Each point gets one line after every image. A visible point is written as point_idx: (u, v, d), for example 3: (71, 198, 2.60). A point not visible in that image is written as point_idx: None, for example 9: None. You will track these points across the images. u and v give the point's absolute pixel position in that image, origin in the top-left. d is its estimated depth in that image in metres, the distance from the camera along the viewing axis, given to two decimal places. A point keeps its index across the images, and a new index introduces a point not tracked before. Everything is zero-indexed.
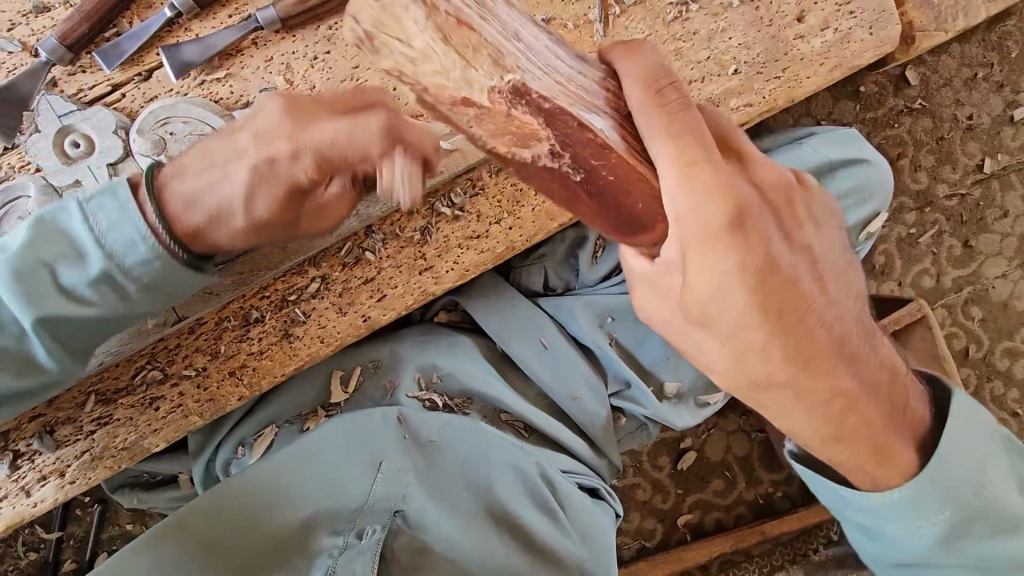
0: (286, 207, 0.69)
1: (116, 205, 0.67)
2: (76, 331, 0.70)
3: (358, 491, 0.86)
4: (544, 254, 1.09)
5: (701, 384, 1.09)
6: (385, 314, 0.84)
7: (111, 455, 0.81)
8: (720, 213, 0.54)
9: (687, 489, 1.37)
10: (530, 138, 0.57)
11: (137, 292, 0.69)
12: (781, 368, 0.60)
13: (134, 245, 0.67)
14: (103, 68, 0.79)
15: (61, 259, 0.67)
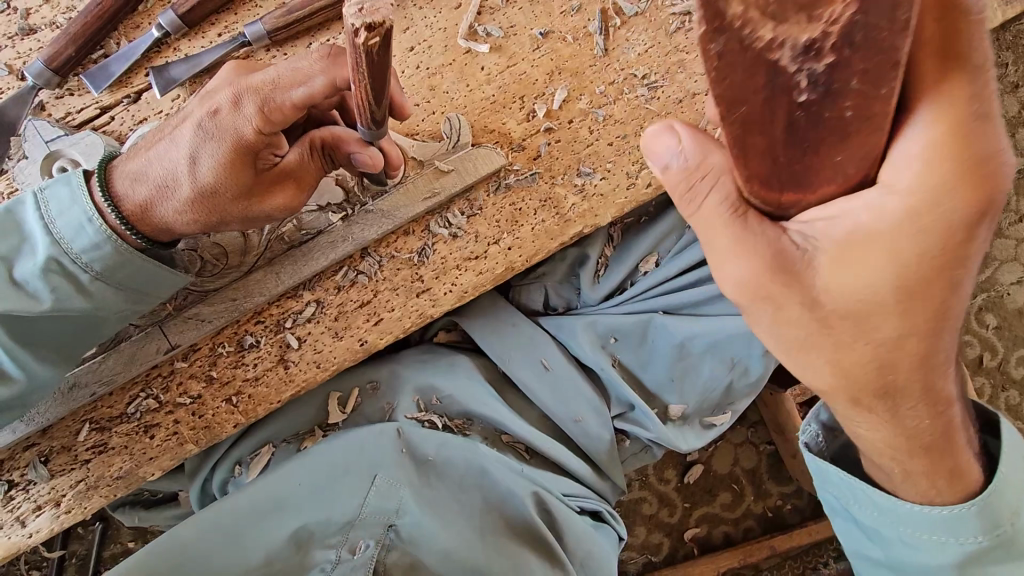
0: (234, 167, 0.67)
1: (68, 193, 0.70)
2: (50, 330, 0.71)
3: (351, 501, 0.85)
4: (544, 274, 1.06)
5: (706, 406, 1.07)
6: (382, 338, 0.82)
7: (106, 485, 0.79)
8: (959, 206, 0.50)
9: (694, 503, 1.34)
10: (802, 10, 0.43)
11: (91, 283, 0.70)
12: (917, 371, 0.57)
13: (81, 230, 0.68)
14: (90, 91, 0.78)
15: (15, 252, 0.68)
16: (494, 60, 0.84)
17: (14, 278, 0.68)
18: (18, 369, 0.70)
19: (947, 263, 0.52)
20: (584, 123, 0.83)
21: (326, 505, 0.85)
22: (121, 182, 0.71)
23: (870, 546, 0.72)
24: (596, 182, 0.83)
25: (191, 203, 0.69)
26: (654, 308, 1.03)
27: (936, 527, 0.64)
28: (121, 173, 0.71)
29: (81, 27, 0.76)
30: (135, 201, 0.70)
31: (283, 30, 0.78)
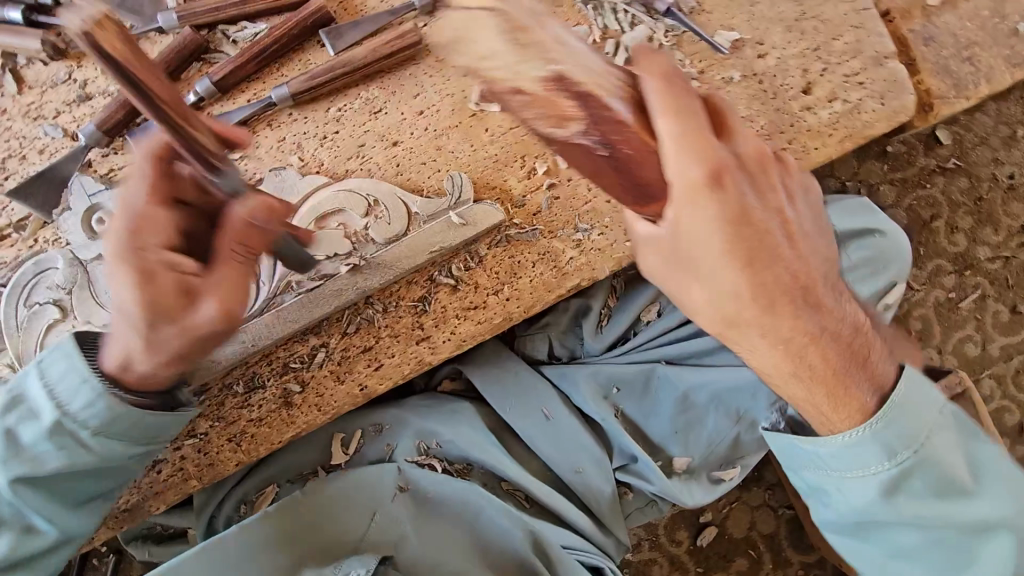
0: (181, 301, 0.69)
1: (63, 358, 0.72)
2: (61, 488, 0.72)
3: (351, 537, 0.87)
4: (548, 323, 1.07)
5: (715, 459, 1.04)
6: (382, 383, 0.85)
7: (114, 516, 0.83)
8: (698, 171, 0.57)
9: (708, 568, 1.28)
10: (563, 119, 0.58)
11: (92, 440, 0.71)
12: (749, 304, 0.60)
13: (79, 391, 0.70)
14: (131, 148, 0.86)
15: (17, 421, 0.71)
16: (500, 121, 0.88)
17: (18, 444, 0.70)
18: (49, 523, 0.71)
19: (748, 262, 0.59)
20: (583, 181, 0.87)
21: (329, 537, 0.88)
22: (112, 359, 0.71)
23: (827, 511, 0.71)
24: (594, 237, 0.86)
25: (153, 353, 0.70)
26: (658, 358, 1.03)
27: (846, 462, 0.66)
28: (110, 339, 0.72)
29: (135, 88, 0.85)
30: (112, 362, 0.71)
31: (304, 90, 0.86)
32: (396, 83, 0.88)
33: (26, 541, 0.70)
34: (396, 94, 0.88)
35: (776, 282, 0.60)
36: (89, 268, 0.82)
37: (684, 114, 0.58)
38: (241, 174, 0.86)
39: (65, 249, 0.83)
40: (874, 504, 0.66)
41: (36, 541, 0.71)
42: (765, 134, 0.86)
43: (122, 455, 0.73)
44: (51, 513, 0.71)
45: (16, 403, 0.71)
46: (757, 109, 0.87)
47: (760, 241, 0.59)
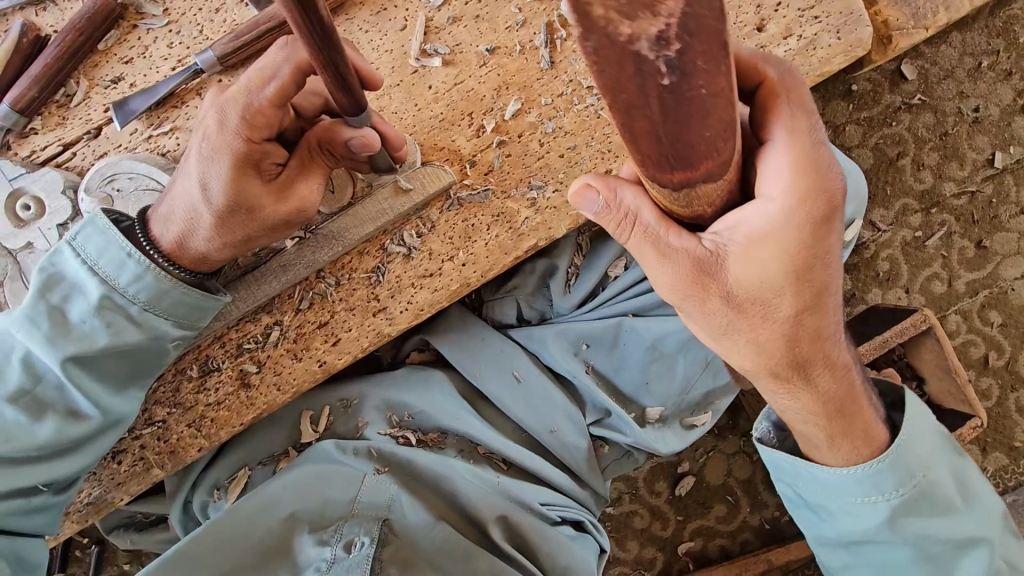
0: (240, 179, 0.69)
1: (100, 234, 0.71)
2: (110, 369, 0.74)
3: (345, 494, 0.90)
4: (515, 287, 1.04)
5: (686, 405, 1.02)
6: (340, 357, 0.82)
7: (77, 510, 0.81)
8: (792, 211, 0.55)
9: (687, 515, 1.31)
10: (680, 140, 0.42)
11: (141, 314, 0.72)
12: (782, 348, 0.63)
13: (122, 265, 0.71)
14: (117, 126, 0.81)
15: (67, 299, 0.71)
16: (443, 77, 0.84)
17: (68, 320, 0.70)
18: (93, 406, 0.73)
19: (797, 302, 0.60)
20: (534, 136, 0.83)
21: (321, 498, 0.90)
22: (158, 226, 0.73)
23: (823, 527, 0.76)
24: (550, 195, 0.83)
25: (216, 229, 0.71)
26: (624, 311, 1.00)
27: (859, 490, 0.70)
28: (155, 218, 0.74)
29: (9, 58, 0.79)
30: (170, 239, 0.73)
31: (229, 51, 0.79)
32: None
33: (72, 425, 0.72)
34: None
35: (807, 340, 0.63)
36: (19, 259, 0.78)
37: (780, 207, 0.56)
38: (171, 148, 0.81)
39: None
40: (876, 527, 0.71)
41: (86, 428, 0.73)
42: None
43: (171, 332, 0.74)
44: (90, 391, 0.72)
45: (56, 283, 0.71)
46: None
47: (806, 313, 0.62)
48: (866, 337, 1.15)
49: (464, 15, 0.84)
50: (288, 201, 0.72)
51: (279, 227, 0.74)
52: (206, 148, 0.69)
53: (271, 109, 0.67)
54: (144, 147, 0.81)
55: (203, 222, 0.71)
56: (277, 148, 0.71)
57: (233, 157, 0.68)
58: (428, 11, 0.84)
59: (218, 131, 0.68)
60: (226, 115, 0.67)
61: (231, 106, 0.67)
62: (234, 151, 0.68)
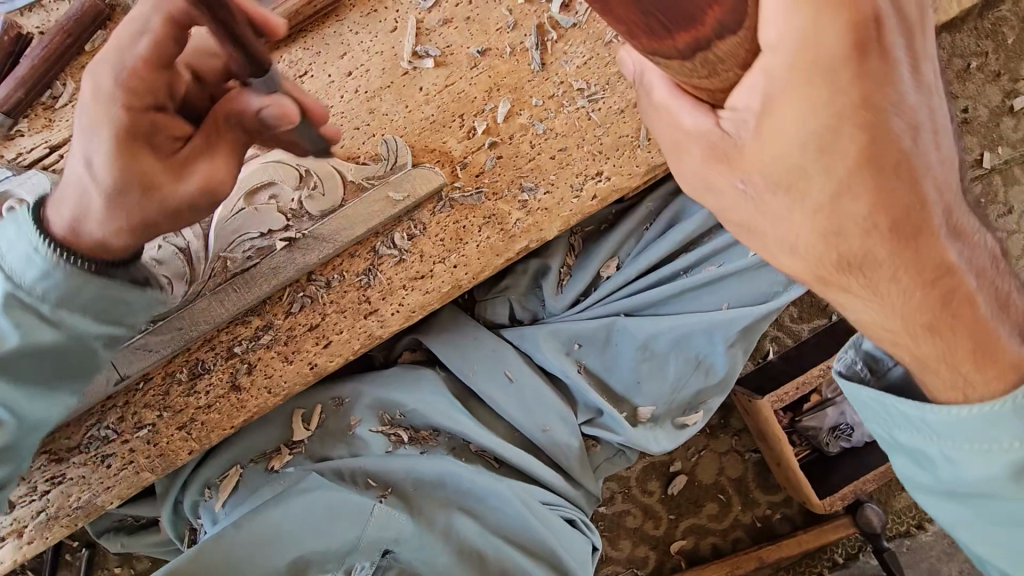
0: (131, 155, 0.62)
1: (20, 228, 0.67)
2: (26, 372, 0.70)
3: (350, 533, 0.87)
4: (507, 286, 1.04)
5: (678, 405, 1.03)
6: (332, 360, 0.82)
7: (66, 515, 0.80)
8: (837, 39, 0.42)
9: (680, 514, 1.32)
10: None
11: (53, 313, 0.67)
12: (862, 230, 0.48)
13: (30, 262, 0.65)
14: None
15: None
16: (433, 79, 0.84)
17: None
18: (8, 412, 0.70)
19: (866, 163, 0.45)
20: (525, 138, 0.83)
21: (324, 532, 0.87)
22: (53, 210, 0.66)
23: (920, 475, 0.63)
24: (540, 197, 0.83)
25: (110, 212, 0.63)
26: (616, 311, 1.00)
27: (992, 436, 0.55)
28: (53, 205, 0.67)
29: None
30: (61, 226, 0.65)
31: None
32: (320, 44, 0.83)
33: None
34: (322, 56, 0.83)
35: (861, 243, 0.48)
36: None
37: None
38: None
39: None
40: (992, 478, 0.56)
41: (3, 434, 0.70)
42: None
43: (87, 329, 0.69)
44: (2, 399, 0.69)
45: None
46: None
47: (889, 142, 0.45)
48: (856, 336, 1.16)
49: (454, 16, 0.84)
50: (194, 175, 0.65)
51: (182, 211, 0.66)
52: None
53: (213, 91, 0.62)
54: None
55: (94, 203, 0.63)
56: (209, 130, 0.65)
57: (117, 129, 0.61)
58: (419, 12, 0.84)
59: (164, 115, 0.64)
60: (162, 100, 0.63)
61: (122, 73, 0.60)
62: (117, 121, 0.61)
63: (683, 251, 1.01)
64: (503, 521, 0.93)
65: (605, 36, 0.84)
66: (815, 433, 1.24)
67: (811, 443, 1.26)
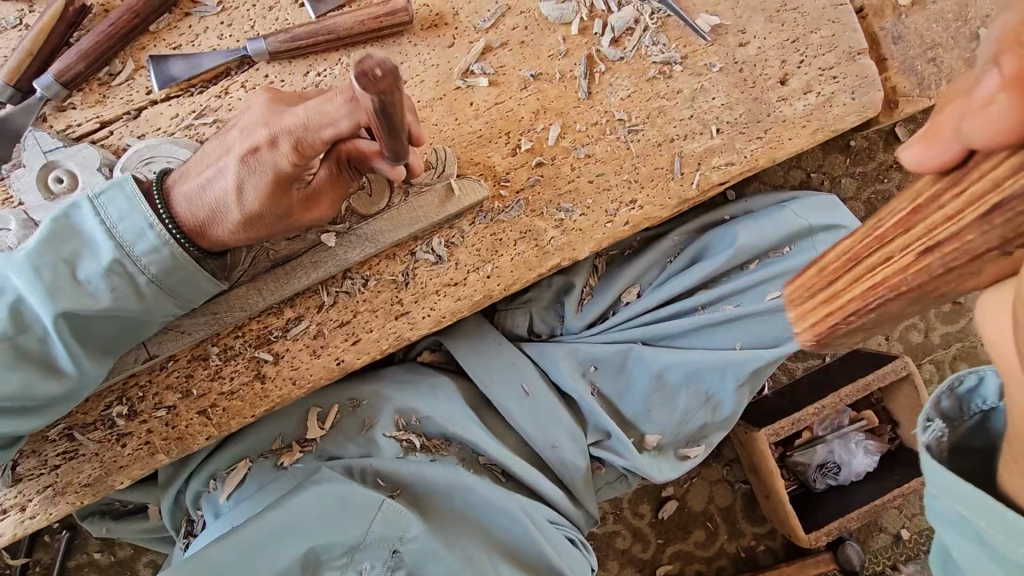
0: (275, 198, 0.72)
1: (125, 199, 0.71)
2: (100, 332, 0.74)
3: (357, 528, 0.86)
4: (530, 299, 1.07)
5: (682, 437, 1.06)
6: (359, 357, 0.84)
7: (75, 491, 0.79)
8: None
9: (668, 539, 1.34)
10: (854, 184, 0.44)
11: (148, 286, 0.73)
12: None
13: (143, 235, 0.71)
14: (152, 87, 0.82)
15: (79, 256, 0.70)
16: (485, 96, 0.87)
17: (77, 278, 0.70)
18: (71, 364, 0.72)
19: None
20: (567, 161, 0.87)
21: (333, 529, 0.86)
22: (179, 200, 0.74)
23: None
24: (576, 218, 0.86)
25: (243, 226, 0.74)
26: (633, 339, 1.03)
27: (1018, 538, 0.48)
28: (176, 189, 0.74)
29: (53, 26, 0.80)
30: (193, 219, 0.73)
31: (282, 49, 0.82)
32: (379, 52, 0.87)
33: (45, 381, 0.71)
34: None
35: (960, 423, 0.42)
36: None
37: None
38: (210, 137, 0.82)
39: (17, 210, 0.77)
40: None
41: (60, 385, 0.72)
42: (741, 123, 0.89)
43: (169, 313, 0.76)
44: (72, 347, 0.71)
45: (69, 236, 0.71)
46: (736, 97, 0.89)
47: None
48: (849, 378, 1.21)
49: (510, 40, 0.89)
50: (317, 212, 0.76)
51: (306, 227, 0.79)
52: (250, 159, 0.70)
53: (321, 147, 0.66)
54: (183, 133, 0.82)
55: (230, 218, 0.73)
56: (314, 162, 0.72)
57: (275, 176, 0.70)
58: (476, 31, 0.88)
59: (266, 148, 0.68)
60: (277, 142, 0.67)
61: (283, 134, 0.67)
62: (276, 170, 0.69)
63: (703, 286, 1.05)
64: (505, 534, 0.94)
65: (649, 72, 0.89)
66: (802, 468, 1.29)
67: (798, 479, 1.31)
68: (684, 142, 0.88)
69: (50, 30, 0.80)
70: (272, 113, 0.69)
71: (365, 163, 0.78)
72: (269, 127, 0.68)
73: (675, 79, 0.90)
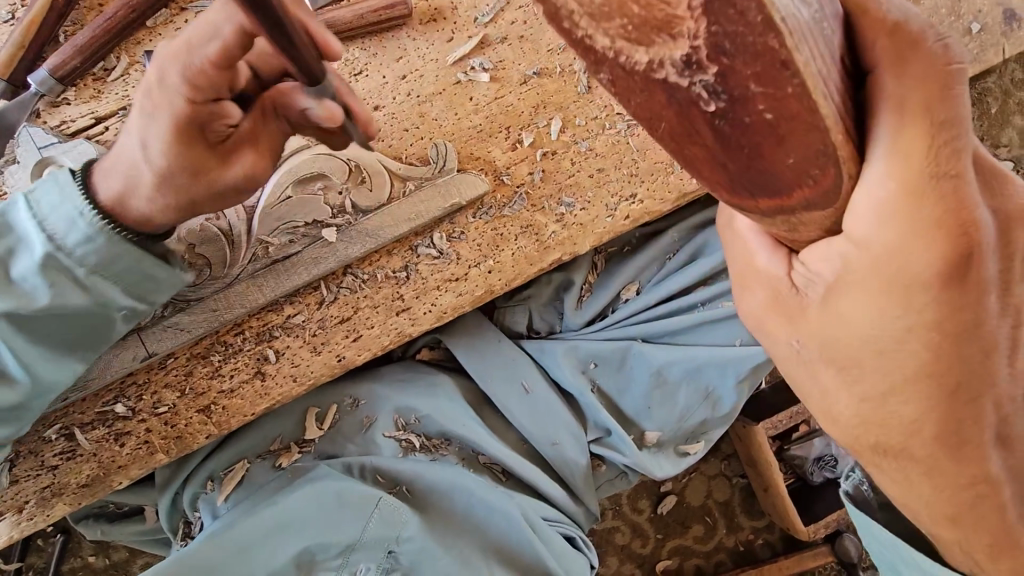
0: (183, 147, 0.66)
1: (57, 190, 0.71)
2: (52, 333, 0.73)
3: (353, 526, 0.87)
4: (528, 296, 1.07)
5: (682, 434, 1.06)
6: (361, 354, 0.83)
7: (71, 492, 0.78)
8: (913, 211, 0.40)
9: (667, 534, 1.35)
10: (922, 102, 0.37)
11: (86, 277, 0.71)
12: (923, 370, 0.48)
13: (74, 224, 0.70)
14: (149, 84, 0.81)
15: (14, 254, 0.71)
16: (485, 91, 0.87)
17: (12, 277, 0.71)
18: (21, 369, 0.72)
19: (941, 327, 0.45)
20: (567, 155, 0.87)
21: (327, 526, 0.87)
22: (103, 180, 0.71)
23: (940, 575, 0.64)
24: (577, 212, 0.86)
25: (158, 189, 0.69)
26: (632, 335, 1.03)
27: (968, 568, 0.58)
28: (100, 172, 0.72)
29: (44, 17, 0.78)
30: (138, 215, 0.71)
31: None
32: (379, 46, 0.87)
33: None
34: (379, 57, 0.87)
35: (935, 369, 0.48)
36: None
37: (913, 159, 0.38)
38: None
39: None
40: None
41: (13, 393, 0.71)
42: None
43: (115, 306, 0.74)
44: (21, 351, 0.71)
45: (7, 234, 0.71)
46: None
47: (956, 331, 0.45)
48: None
49: (509, 35, 0.89)
50: (236, 162, 0.70)
51: (233, 197, 0.73)
52: (151, 106, 0.66)
53: (270, 117, 0.65)
54: None
55: (144, 181, 0.69)
56: (230, 110, 0.67)
57: (173, 119, 0.65)
58: (475, 25, 0.89)
59: (162, 90, 0.65)
60: (169, 76, 0.63)
61: (172, 68, 0.63)
62: (174, 111, 0.64)
63: (702, 283, 1.05)
64: (503, 536, 0.94)
65: None
66: (800, 462, 1.31)
67: (796, 472, 1.32)
68: None
69: (42, 22, 0.79)
70: (164, 53, 0.65)
71: (291, 113, 0.70)
72: (165, 65, 0.64)
73: None
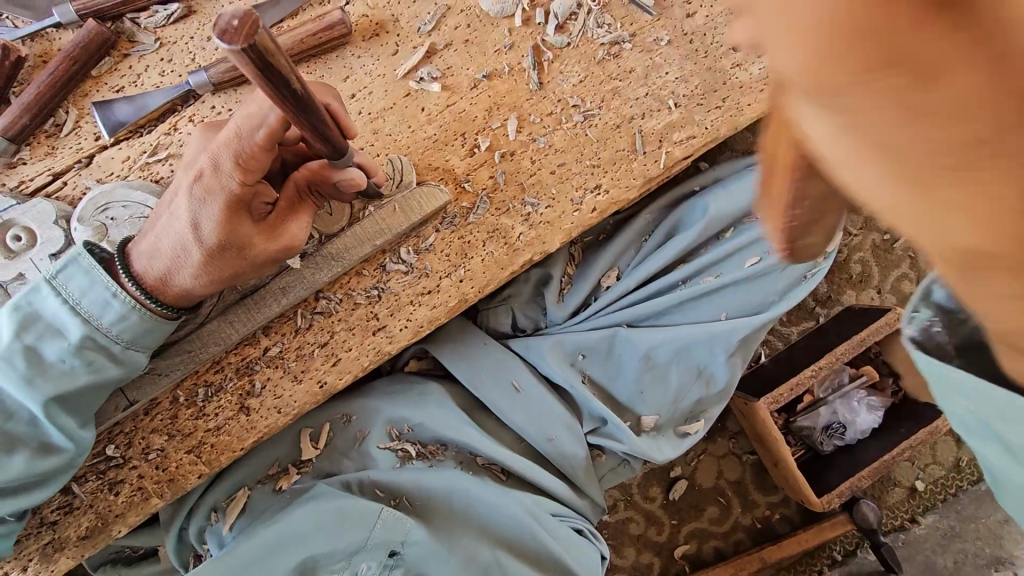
0: (232, 221, 0.70)
1: (84, 274, 0.72)
2: (87, 403, 0.75)
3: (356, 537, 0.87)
4: (509, 296, 1.06)
5: (680, 415, 1.05)
6: (341, 377, 0.83)
7: (73, 545, 0.78)
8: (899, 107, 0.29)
9: (682, 519, 1.34)
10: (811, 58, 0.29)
11: (123, 351, 0.74)
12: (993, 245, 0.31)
13: (108, 305, 0.72)
14: (101, 133, 0.81)
15: (42, 337, 0.72)
16: (436, 101, 0.87)
17: (47, 360, 0.71)
18: (65, 440, 0.73)
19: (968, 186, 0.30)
20: (526, 154, 0.86)
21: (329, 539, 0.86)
22: (139, 261, 0.73)
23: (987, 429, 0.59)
24: (542, 211, 0.85)
25: (204, 266, 0.72)
26: (618, 323, 1.02)
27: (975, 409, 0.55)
28: (138, 253, 0.73)
29: None
30: (153, 276, 0.73)
31: (226, 79, 0.81)
32: (323, 70, 0.87)
33: (42, 459, 0.72)
34: (326, 79, 0.87)
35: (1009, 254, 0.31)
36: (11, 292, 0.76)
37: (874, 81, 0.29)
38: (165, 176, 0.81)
39: None
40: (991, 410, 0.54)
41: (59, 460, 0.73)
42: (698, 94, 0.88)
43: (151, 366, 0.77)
44: (65, 425, 0.73)
45: (32, 322, 0.71)
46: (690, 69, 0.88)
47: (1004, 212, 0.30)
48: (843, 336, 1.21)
49: (454, 40, 0.89)
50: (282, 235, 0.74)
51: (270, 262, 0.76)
52: (197, 188, 0.69)
53: (262, 153, 0.66)
54: (137, 175, 0.81)
55: (191, 260, 0.71)
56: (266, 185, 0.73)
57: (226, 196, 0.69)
58: (418, 36, 0.89)
59: (212, 174, 0.68)
60: (220, 161, 0.67)
61: (223, 150, 0.67)
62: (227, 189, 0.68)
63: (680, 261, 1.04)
64: (504, 534, 0.93)
65: (597, 55, 0.89)
66: (809, 432, 1.28)
67: (805, 443, 1.30)
68: (643, 120, 0.87)
69: None
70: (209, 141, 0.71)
71: (324, 186, 0.78)
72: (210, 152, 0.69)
73: (626, 57, 0.89)
